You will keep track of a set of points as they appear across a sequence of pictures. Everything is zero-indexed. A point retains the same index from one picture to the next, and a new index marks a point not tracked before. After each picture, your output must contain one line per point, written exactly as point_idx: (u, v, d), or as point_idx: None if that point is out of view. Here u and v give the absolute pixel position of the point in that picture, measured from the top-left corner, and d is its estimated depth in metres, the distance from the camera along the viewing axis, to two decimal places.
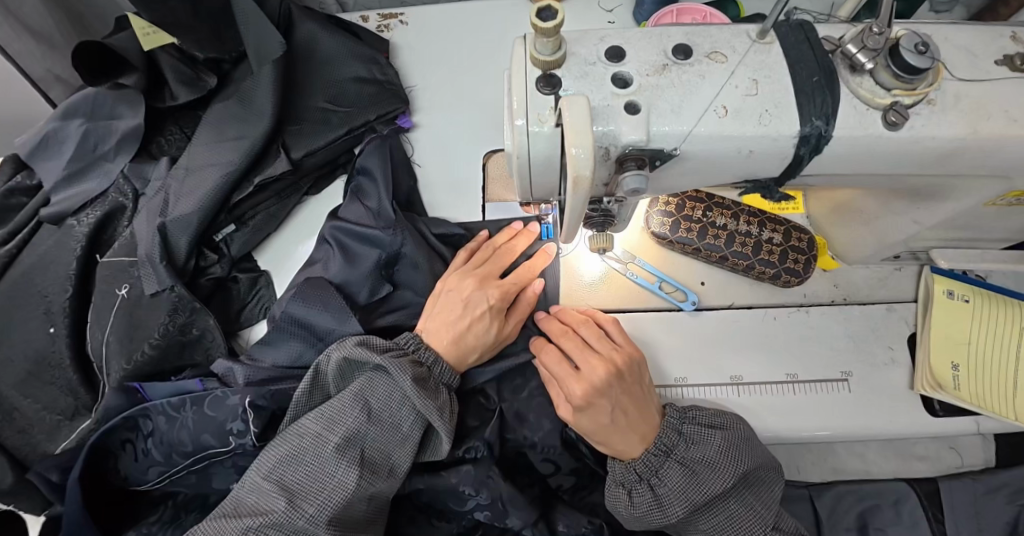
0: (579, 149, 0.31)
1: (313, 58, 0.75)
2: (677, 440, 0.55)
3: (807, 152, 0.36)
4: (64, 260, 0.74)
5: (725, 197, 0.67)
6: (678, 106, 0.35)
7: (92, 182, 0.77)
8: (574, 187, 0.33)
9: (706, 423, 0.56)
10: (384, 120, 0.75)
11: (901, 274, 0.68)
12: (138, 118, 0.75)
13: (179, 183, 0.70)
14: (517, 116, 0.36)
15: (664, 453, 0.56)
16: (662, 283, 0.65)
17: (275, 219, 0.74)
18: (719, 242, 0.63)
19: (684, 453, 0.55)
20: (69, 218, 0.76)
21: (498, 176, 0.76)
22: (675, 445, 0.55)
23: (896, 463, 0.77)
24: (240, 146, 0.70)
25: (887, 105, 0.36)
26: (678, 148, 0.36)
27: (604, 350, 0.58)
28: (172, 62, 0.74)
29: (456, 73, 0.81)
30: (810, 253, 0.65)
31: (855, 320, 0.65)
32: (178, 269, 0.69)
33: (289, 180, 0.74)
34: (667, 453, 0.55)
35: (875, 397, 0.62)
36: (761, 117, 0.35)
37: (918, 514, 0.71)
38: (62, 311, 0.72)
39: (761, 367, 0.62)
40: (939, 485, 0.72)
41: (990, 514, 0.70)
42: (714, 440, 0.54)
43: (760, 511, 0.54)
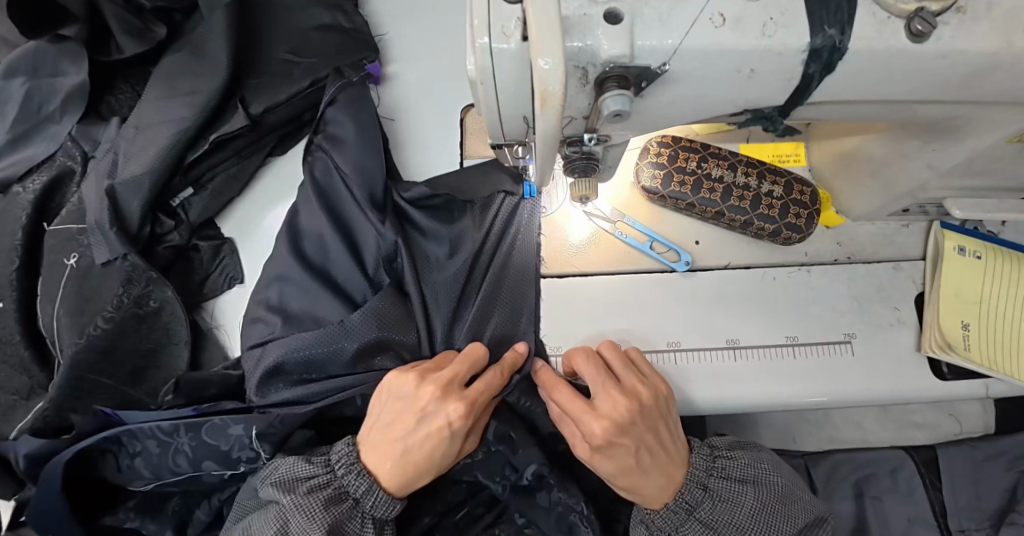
0: (547, 59, 0.26)
1: (273, 4, 0.69)
2: (702, 498, 0.51)
3: (817, 71, 0.31)
4: (8, 230, 0.68)
5: (722, 147, 0.61)
6: (667, 13, 0.30)
7: (37, 145, 0.71)
8: (542, 108, 0.27)
9: (736, 476, 0.52)
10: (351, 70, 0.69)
11: (909, 231, 0.63)
12: (83, 73, 0.69)
13: (128, 142, 0.64)
14: (479, 32, 0.30)
15: (686, 512, 0.51)
16: (653, 242, 0.60)
17: (236, 181, 0.69)
18: (715, 196, 0.58)
19: (707, 513, 0.51)
20: (15, 184, 0.70)
21: (477, 131, 0.70)
22: (699, 504, 0.51)
23: (892, 431, 0.74)
24: (194, 101, 0.64)
25: (911, 13, 0.30)
26: (667, 65, 0.31)
27: (628, 382, 0.51)
28: (116, 11, 0.68)
29: (431, 20, 0.75)
30: (813, 207, 0.60)
31: (859, 279, 0.61)
32: (132, 236, 0.64)
33: (250, 138, 0.69)
34: (689, 511, 0.51)
35: (878, 360, 0.58)
36: (765, 27, 0.30)
37: (915, 482, 0.68)
38: (9, 284, 0.67)
39: (759, 329, 0.58)
40: (937, 453, 0.69)
41: (990, 481, 0.68)
42: (745, 502, 0.51)
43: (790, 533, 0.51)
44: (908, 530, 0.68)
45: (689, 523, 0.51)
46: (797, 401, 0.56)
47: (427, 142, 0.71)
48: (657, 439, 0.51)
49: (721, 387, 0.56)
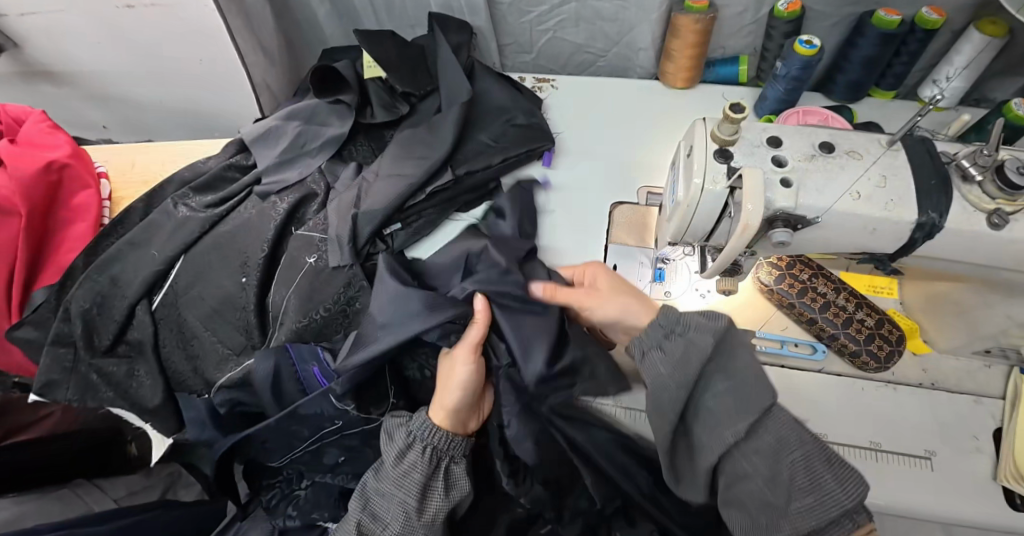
0: (753, 205, 0.43)
1: (486, 106, 0.95)
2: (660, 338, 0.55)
3: (922, 237, 0.47)
4: (264, 226, 0.93)
5: (831, 271, 0.76)
6: (822, 186, 0.47)
7: (294, 171, 0.98)
8: (741, 232, 0.44)
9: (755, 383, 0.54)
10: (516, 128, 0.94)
11: (989, 371, 0.73)
12: (344, 128, 0.95)
13: (370, 185, 0.89)
14: (697, 175, 0.48)
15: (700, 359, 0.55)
16: (788, 346, 0.73)
17: (432, 225, 0.90)
18: (814, 304, 0.73)
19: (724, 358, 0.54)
20: (273, 196, 0.97)
21: (621, 222, 0.86)
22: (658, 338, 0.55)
23: None
24: (424, 164, 0.88)
25: (990, 210, 0.46)
26: (820, 218, 0.47)
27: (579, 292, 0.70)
28: (379, 91, 0.96)
29: (600, 132, 0.97)
30: (895, 347, 0.72)
31: (940, 405, 0.70)
32: (356, 250, 0.86)
33: (450, 193, 0.90)
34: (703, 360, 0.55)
35: (955, 480, 0.66)
36: (888, 204, 0.46)
37: None
38: (256, 266, 0.91)
39: (848, 430, 0.68)
40: None
41: None
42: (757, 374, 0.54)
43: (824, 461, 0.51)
44: None
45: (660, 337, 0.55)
46: (873, 500, 0.64)
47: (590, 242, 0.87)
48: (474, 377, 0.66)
49: None
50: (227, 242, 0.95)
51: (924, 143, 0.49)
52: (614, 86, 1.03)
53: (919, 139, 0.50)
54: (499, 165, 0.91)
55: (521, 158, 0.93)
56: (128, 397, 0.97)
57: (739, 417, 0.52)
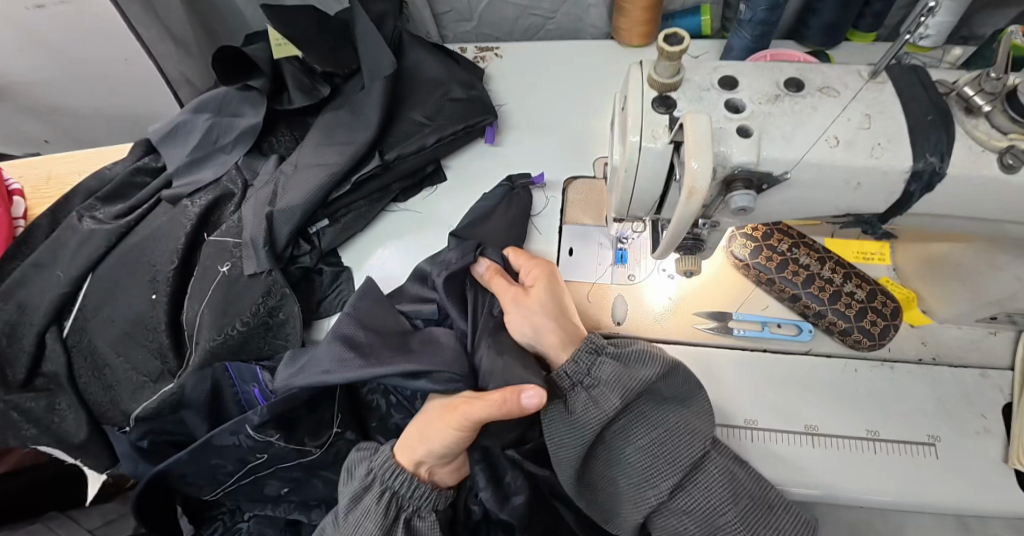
0: (699, 162, 0.33)
1: (417, 79, 0.83)
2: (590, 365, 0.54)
3: (918, 189, 0.37)
4: (174, 235, 0.82)
5: (815, 239, 0.66)
6: (790, 133, 0.36)
7: (207, 170, 0.86)
8: (687, 199, 0.34)
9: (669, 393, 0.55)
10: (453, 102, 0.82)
11: (997, 339, 0.64)
12: (258, 117, 0.84)
13: (288, 178, 0.78)
14: (632, 132, 0.38)
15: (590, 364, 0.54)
16: (769, 328, 0.64)
17: (363, 219, 0.79)
18: (796, 279, 0.63)
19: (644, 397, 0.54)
20: (185, 199, 0.85)
21: (578, 201, 0.76)
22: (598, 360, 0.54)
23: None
24: (347, 151, 0.77)
25: (1003, 148, 0.36)
26: (787, 174, 0.37)
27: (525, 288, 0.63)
28: (296, 73, 0.84)
29: (549, 102, 0.86)
30: (892, 319, 0.62)
31: (944, 382, 0.61)
32: (276, 255, 0.75)
33: (382, 181, 0.79)
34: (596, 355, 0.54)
35: (963, 467, 0.57)
36: (873, 150, 0.36)
37: None
38: (167, 280, 0.80)
39: (840, 420, 0.59)
40: None
41: None
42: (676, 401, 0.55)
43: (732, 481, 0.54)
44: None
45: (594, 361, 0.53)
46: (871, 499, 0.55)
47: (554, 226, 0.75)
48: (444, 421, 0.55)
49: (817, 475, 0.56)
50: (135, 255, 0.83)
51: (916, 72, 0.39)
52: (562, 49, 0.92)
53: (909, 66, 0.40)
54: (435, 146, 0.80)
55: (458, 135, 0.81)
56: (51, 434, 0.82)
57: (648, 458, 0.54)
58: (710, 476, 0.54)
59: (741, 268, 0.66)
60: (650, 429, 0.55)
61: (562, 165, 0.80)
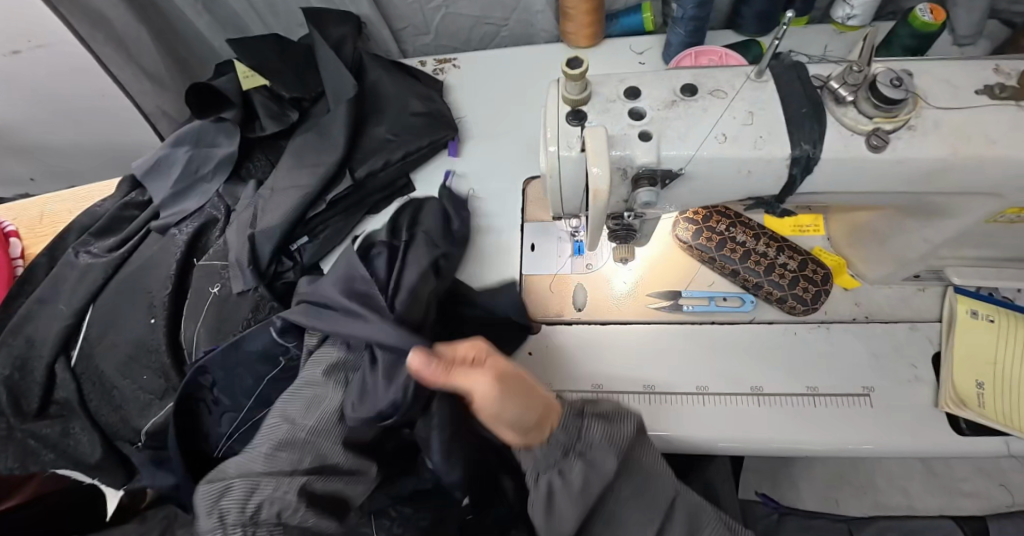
0: (598, 168, 0.39)
1: (379, 97, 0.88)
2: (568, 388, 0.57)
3: (799, 172, 0.42)
4: (166, 262, 0.88)
5: (751, 218, 0.72)
6: (684, 134, 0.42)
7: (192, 199, 0.92)
8: (593, 201, 0.39)
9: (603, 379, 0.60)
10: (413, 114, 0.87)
11: (925, 295, 0.70)
12: (233, 145, 0.89)
13: (266, 200, 0.83)
14: (550, 144, 0.43)
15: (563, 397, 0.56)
16: (715, 302, 0.69)
17: (340, 233, 0.84)
18: (734, 256, 0.69)
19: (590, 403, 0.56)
20: (172, 228, 0.90)
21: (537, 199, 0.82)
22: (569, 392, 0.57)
23: None
24: (319, 171, 0.82)
25: (869, 131, 0.42)
26: (685, 169, 0.42)
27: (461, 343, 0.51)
28: (264, 101, 0.89)
29: (506, 107, 0.92)
30: (823, 285, 0.68)
31: (876, 338, 0.67)
32: (261, 273, 0.81)
33: (354, 196, 0.84)
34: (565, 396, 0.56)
35: (895, 413, 0.63)
36: (756, 142, 0.41)
37: None
38: (163, 305, 0.86)
39: (782, 379, 0.65)
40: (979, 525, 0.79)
41: None
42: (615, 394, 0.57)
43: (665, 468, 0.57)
44: None
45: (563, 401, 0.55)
46: (814, 447, 0.61)
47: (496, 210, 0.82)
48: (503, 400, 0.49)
49: (763, 431, 0.62)
50: (131, 285, 0.89)
51: (796, 68, 0.44)
52: (515, 56, 0.97)
53: (790, 64, 0.45)
54: (402, 161, 0.85)
55: (424, 151, 0.86)
56: (68, 457, 0.88)
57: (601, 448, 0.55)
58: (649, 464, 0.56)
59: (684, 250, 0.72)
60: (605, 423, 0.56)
61: (521, 166, 0.85)
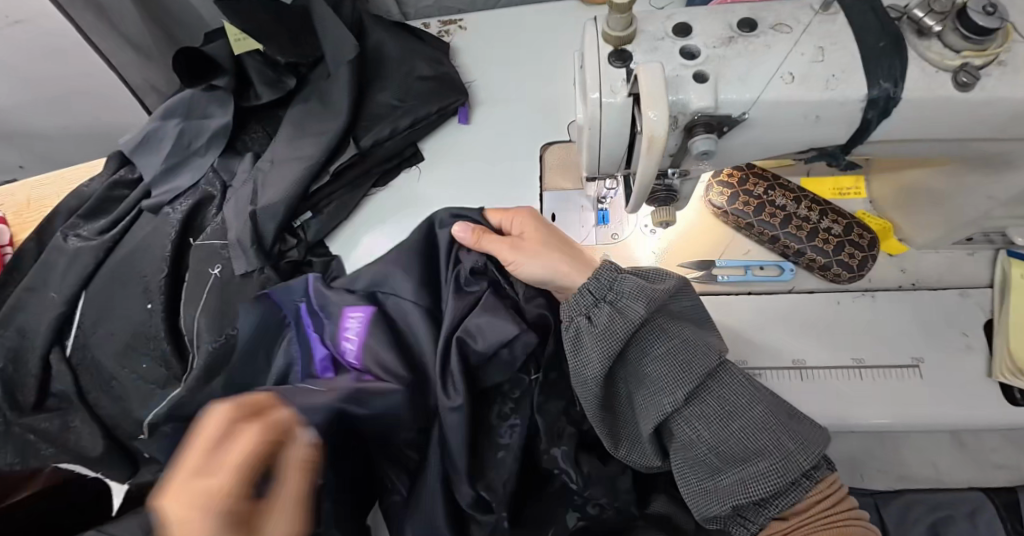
0: (655, 112, 0.33)
1: (383, 59, 0.82)
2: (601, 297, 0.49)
3: (875, 116, 0.37)
4: (160, 244, 0.82)
5: (789, 180, 0.67)
6: (745, 74, 0.37)
7: (186, 175, 0.86)
8: (648, 149, 0.34)
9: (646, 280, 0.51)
10: (421, 79, 0.80)
11: (975, 260, 0.65)
12: (227, 116, 0.83)
13: (266, 174, 0.77)
14: (591, 90, 0.38)
15: (598, 296, 0.49)
16: (752, 271, 0.65)
17: (346, 207, 0.79)
18: (774, 221, 0.64)
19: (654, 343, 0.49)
20: (166, 207, 0.85)
21: (557, 166, 0.77)
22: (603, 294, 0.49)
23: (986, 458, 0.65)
24: (321, 141, 0.76)
25: (957, 67, 0.36)
26: (746, 114, 0.37)
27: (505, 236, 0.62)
28: (257, 66, 0.83)
29: (518, 69, 0.85)
30: (869, 251, 0.64)
31: (923, 306, 0.63)
32: (265, 252, 0.75)
33: (360, 168, 0.79)
34: (600, 296, 0.49)
35: (948, 384, 0.59)
36: (828, 82, 0.36)
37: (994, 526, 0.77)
38: (159, 289, 0.81)
39: (824, 351, 0.61)
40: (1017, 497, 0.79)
41: None
42: (660, 282, 0.49)
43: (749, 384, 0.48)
44: None
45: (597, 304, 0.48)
46: (861, 421, 0.58)
47: (519, 181, 0.77)
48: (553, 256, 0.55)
49: (802, 404, 0.59)
50: (125, 269, 0.84)
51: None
52: (526, 15, 0.90)
53: None
54: (411, 128, 0.79)
55: (432, 118, 0.80)
56: (70, 451, 0.84)
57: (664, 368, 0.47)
58: (729, 379, 0.48)
59: (718, 215, 0.67)
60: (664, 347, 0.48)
61: (538, 132, 0.80)
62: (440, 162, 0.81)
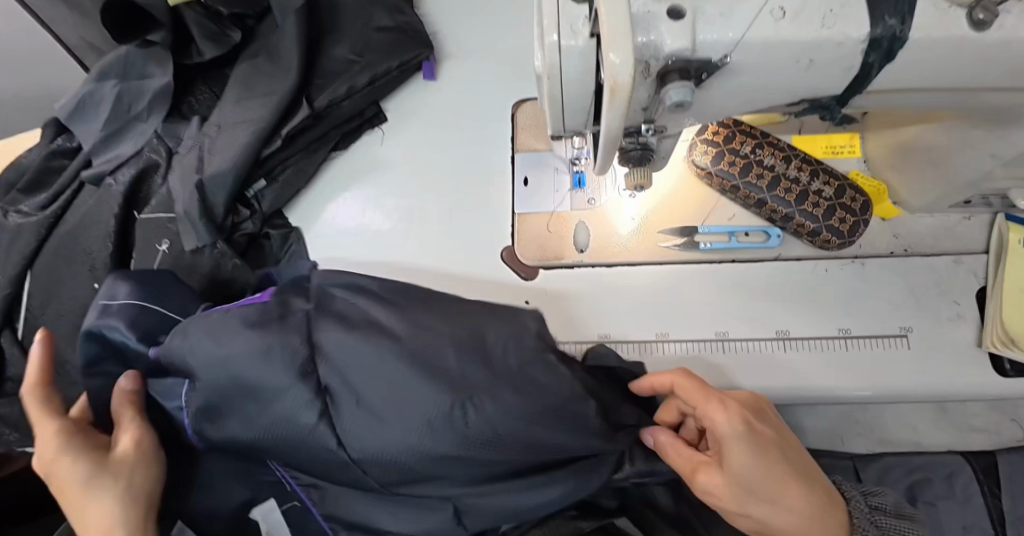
0: (618, 55, 0.28)
1: (337, 10, 0.74)
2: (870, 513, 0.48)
3: (877, 60, 0.33)
4: (104, 218, 0.76)
5: (780, 137, 0.62)
6: (729, 8, 0.31)
7: (128, 143, 0.79)
8: (610, 100, 0.30)
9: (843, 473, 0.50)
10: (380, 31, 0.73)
11: (971, 224, 0.61)
12: (168, 75, 0.76)
13: (212, 139, 0.70)
14: (548, 29, 0.32)
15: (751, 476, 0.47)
16: (737, 236, 0.60)
17: (303, 174, 0.73)
18: (761, 182, 0.59)
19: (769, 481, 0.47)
20: (108, 177, 0.78)
21: (528, 125, 0.71)
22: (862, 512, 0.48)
23: None
24: (270, 102, 0.69)
25: (972, 3, 0.31)
26: (729, 58, 0.32)
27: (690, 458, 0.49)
28: (197, 18, 0.74)
29: (488, 20, 0.78)
30: (863, 215, 0.59)
31: (916, 273, 0.59)
32: (217, 227, 0.69)
33: (317, 131, 0.73)
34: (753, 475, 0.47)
35: (937, 354, 0.56)
36: (826, 18, 0.31)
37: (971, 488, 0.77)
38: (106, 267, 0.75)
39: (810, 321, 0.58)
40: (997, 458, 0.76)
41: None
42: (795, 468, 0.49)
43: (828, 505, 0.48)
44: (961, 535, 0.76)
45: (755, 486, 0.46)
46: (845, 393, 0.55)
47: (488, 142, 0.71)
48: (767, 435, 0.46)
49: (783, 376, 0.56)
50: (68, 246, 0.78)
51: None
52: None
53: None
54: (370, 86, 0.72)
55: (393, 73, 0.73)
56: None
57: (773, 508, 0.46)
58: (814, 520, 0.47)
59: (702, 177, 0.62)
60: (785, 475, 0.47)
61: (509, 89, 0.74)
62: (403, 124, 0.74)
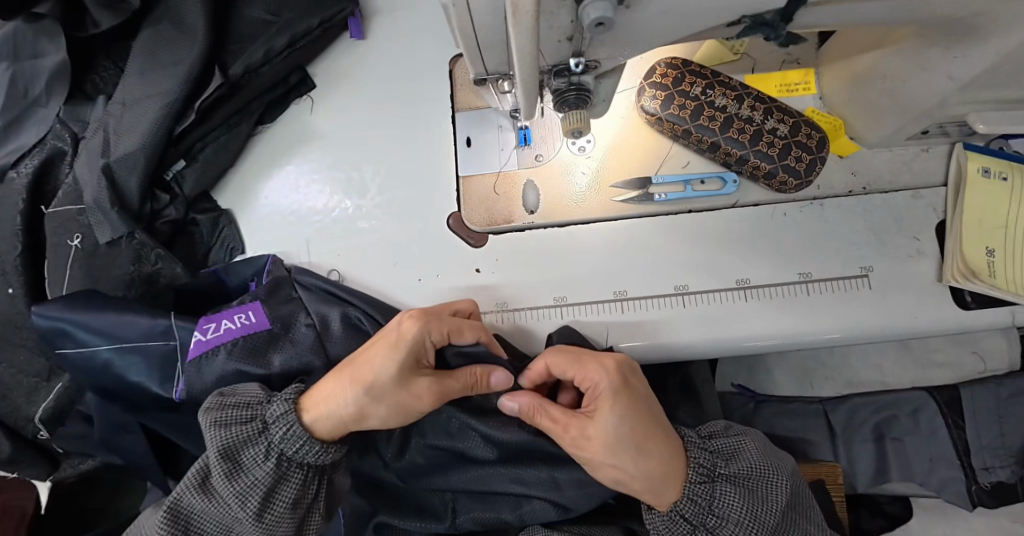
0: None
1: None
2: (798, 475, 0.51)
3: None
4: (7, 215, 0.68)
5: (731, 77, 0.59)
6: None
7: (28, 131, 0.71)
8: (513, 17, 0.25)
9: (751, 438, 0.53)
10: None
11: (930, 156, 0.59)
12: (63, 52, 0.68)
13: (118, 119, 0.63)
14: None
15: (709, 477, 0.48)
16: (692, 184, 0.58)
17: (226, 150, 0.66)
18: (713, 125, 0.56)
19: (727, 469, 0.49)
20: (9, 170, 0.70)
21: (465, 82, 0.66)
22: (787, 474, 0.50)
23: None
24: (177, 72, 0.62)
25: None
26: None
27: (557, 412, 0.49)
28: None
29: None
30: (819, 153, 0.57)
31: (874, 210, 0.57)
32: (135, 215, 0.63)
33: (236, 102, 0.66)
34: (711, 475, 0.48)
35: (898, 292, 0.55)
36: None
37: (936, 424, 0.75)
38: (16, 270, 0.68)
39: (771, 267, 0.55)
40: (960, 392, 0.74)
41: None
42: (746, 448, 0.51)
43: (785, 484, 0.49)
44: (930, 468, 0.75)
45: (717, 485, 0.48)
46: (808, 339, 0.54)
47: (426, 101, 0.66)
48: (639, 389, 0.48)
49: (743, 325, 0.54)
50: None
51: None
52: None
53: None
54: (288, 50, 0.66)
55: (315, 33, 0.67)
56: None
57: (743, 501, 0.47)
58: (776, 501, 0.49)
59: (652, 124, 0.58)
60: (743, 469, 0.49)
61: (443, 44, 0.68)
62: (331, 89, 0.68)
